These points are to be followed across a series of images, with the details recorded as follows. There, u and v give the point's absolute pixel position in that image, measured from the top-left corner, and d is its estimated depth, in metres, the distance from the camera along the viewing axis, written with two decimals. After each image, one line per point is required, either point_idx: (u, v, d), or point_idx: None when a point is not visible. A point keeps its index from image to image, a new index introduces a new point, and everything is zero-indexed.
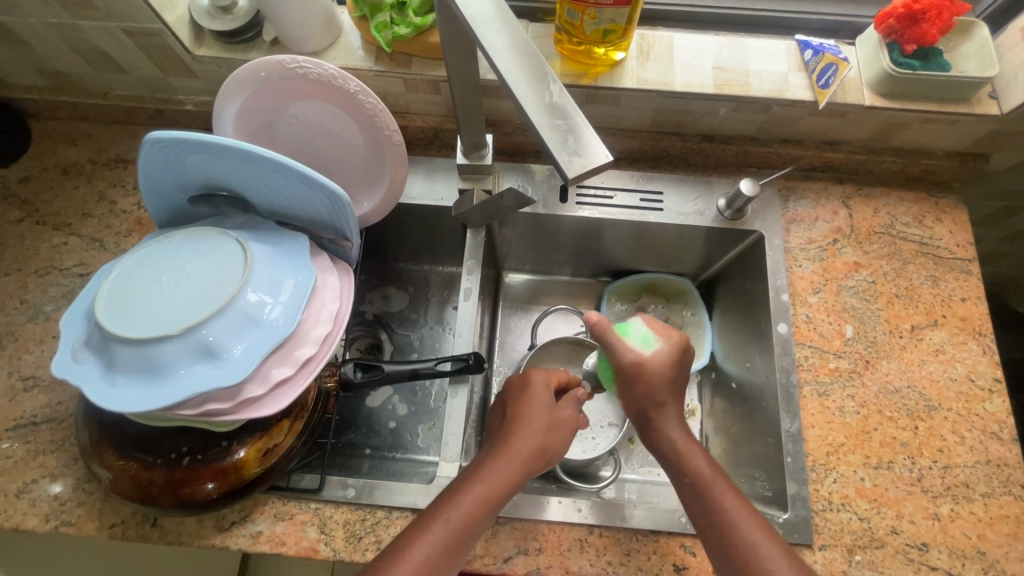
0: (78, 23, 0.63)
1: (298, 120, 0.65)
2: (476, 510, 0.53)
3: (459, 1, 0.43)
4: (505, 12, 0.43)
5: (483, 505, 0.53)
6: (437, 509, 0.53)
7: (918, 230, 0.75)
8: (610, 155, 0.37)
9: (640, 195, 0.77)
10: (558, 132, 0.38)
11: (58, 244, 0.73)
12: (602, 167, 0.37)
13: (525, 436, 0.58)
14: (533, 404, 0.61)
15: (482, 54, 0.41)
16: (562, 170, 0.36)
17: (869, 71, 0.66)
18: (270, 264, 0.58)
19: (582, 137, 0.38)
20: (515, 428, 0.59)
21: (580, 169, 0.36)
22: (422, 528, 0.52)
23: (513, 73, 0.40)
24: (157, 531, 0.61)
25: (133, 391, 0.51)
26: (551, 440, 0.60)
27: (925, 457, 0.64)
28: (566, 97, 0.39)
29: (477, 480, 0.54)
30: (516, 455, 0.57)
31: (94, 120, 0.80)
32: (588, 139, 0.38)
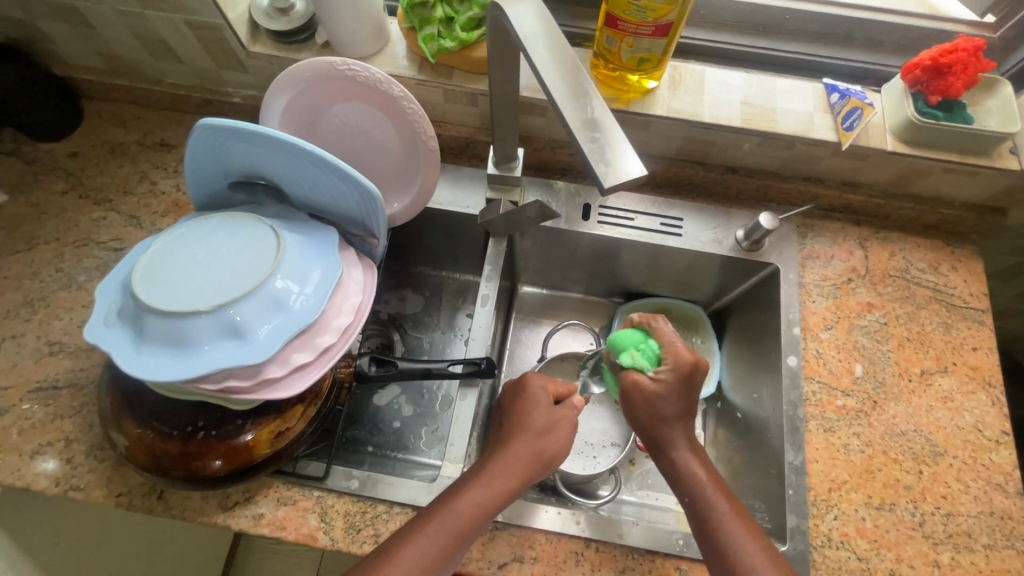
0: (144, 13, 0.67)
1: (340, 120, 0.68)
2: (473, 519, 0.54)
3: (513, 19, 0.45)
4: (556, 32, 0.45)
5: (487, 505, 0.55)
6: (427, 521, 0.53)
7: (932, 277, 0.75)
8: (644, 168, 0.39)
9: (661, 220, 0.79)
10: (596, 144, 0.40)
11: (97, 218, 0.76)
12: (636, 180, 0.38)
13: (523, 446, 0.59)
14: (530, 407, 0.63)
15: (530, 68, 0.44)
16: (597, 180, 0.38)
17: (893, 118, 0.68)
18: (301, 253, 0.60)
19: (618, 151, 0.39)
20: (514, 438, 0.60)
21: (619, 180, 0.38)
22: (413, 531, 0.52)
23: (558, 88, 0.42)
24: (161, 504, 0.62)
25: (160, 360, 0.53)
26: (549, 443, 0.60)
27: (928, 502, 0.64)
28: (608, 114, 0.41)
29: (468, 494, 0.55)
30: (518, 459, 0.58)
31: (144, 104, 0.84)
32: (623, 153, 0.39)
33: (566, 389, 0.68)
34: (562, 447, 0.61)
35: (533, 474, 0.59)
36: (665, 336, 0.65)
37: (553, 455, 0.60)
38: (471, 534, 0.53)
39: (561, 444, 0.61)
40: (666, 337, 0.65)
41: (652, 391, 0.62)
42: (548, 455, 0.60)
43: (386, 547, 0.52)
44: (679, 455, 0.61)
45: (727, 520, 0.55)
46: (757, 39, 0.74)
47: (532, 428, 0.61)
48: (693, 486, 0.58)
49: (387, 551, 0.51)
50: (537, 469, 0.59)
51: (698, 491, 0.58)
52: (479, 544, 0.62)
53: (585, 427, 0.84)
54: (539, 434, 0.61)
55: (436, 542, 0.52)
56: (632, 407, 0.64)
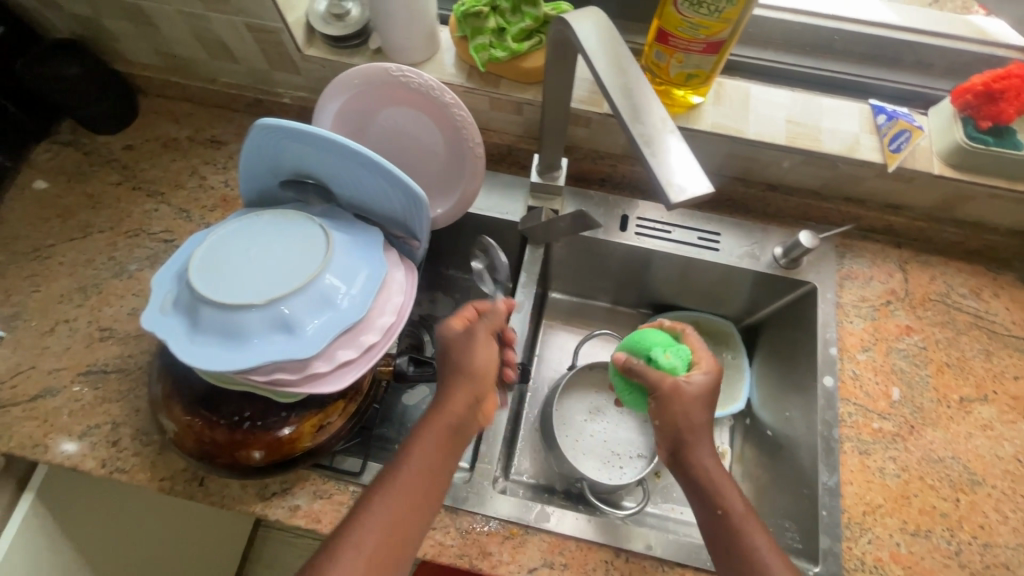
0: (207, 15, 0.69)
1: (388, 124, 0.70)
2: (431, 464, 0.56)
3: (579, 33, 0.45)
4: (624, 47, 0.45)
5: (436, 447, 0.56)
6: (388, 478, 0.55)
7: (973, 303, 0.75)
8: (711, 185, 0.38)
9: (698, 233, 0.79)
10: (663, 160, 0.39)
11: (149, 210, 0.79)
12: (703, 196, 0.38)
13: (458, 386, 0.59)
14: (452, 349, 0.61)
15: (594, 82, 0.43)
16: (664, 196, 0.38)
17: (941, 142, 0.68)
18: (347, 252, 0.62)
19: (685, 166, 0.39)
20: (448, 383, 0.59)
21: (685, 196, 0.38)
22: (377, 488, 0.55)
23: (626, 104, 0.42)
24: (202, 490, 0.63)
25: (212, 350, 0.55)
26: (476, 363, 0.60)
27: (965, 532, 0.63)
28: (674, 132, 0.41)
29: (419, 444, 0.56)
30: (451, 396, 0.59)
31: (197, 102, 0.86)
32: (690, 168, 0.39)
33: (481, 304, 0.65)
34: (493, 364, 0.61)
35: (472, 402, 0.59)
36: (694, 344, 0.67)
37: (490, 377, 0.61)
38: (433, 478, 0.56)
39: (489, 359, 0.61)
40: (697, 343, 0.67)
41: (690, 395, 0.61)
42: (477, 376, 0.59)
43: (355, 512, 0.53)
44: (706, 464, 0.59)
45: (756, 535, 0.55)
46: (804, 58, 0.75)
47: (458, 364, 0.60)
48: (726, 499, 0.57)
49: (358, 515, 0.53)
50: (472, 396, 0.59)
51: (729, 503, 0.57)
52: (510, 547, 0.62)
53: (612, 437, 0.84)
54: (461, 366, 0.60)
55: (399, 492, 0.54)
56: (671, 409, 0.61)
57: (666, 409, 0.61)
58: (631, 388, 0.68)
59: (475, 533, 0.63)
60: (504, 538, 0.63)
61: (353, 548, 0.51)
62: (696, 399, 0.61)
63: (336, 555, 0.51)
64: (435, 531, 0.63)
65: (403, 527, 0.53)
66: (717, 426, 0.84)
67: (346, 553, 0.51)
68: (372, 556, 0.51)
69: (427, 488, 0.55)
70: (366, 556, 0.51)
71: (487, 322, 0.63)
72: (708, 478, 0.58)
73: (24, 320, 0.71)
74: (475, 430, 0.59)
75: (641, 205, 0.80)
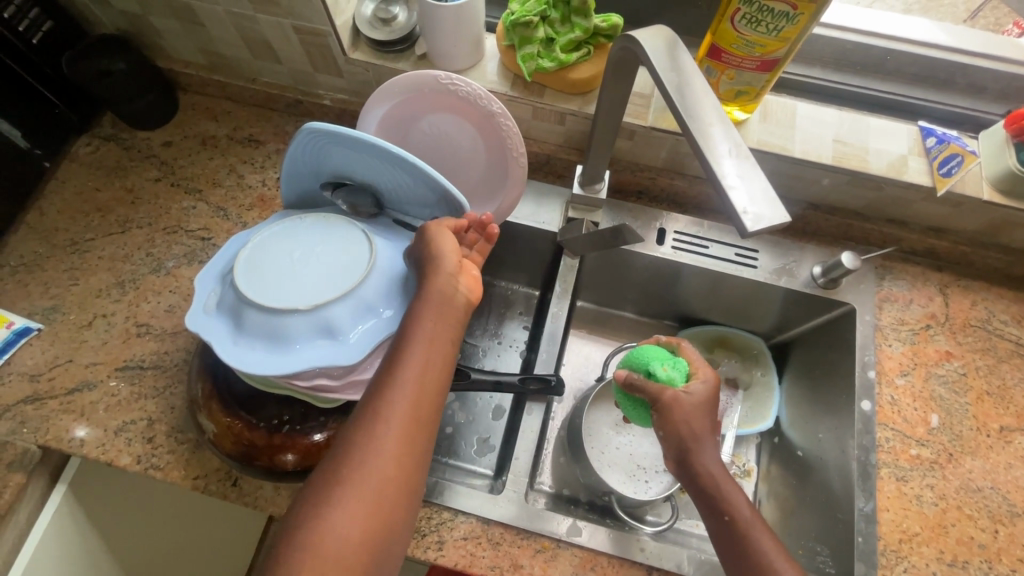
0: (256, 16, 0.69)
1: (432, 130, 0.69)
2: (429, 352, 0.51)
3: (651, 54, 0.44)
4: (696, 71, 0.44)
5: (429, 336, 0.52)
6: (387, 377, 0.49)
7: (1015, 330, 0.73)
8: (788, 216, 0.37)
9: (736, 249, 0.79)
10: (737, 189, 0.38)
11: (187, 207, 0.79)
12: (780, 226, 0.37)
13: (440, 276, 0.55)
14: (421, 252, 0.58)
15: (668, 107, 0.42)
16: (739, 225, 0.37)
17: (992, 167, 0.67)
18: (391, 259, 0.62)
19: (760, 195, 0.38)
20: (426, 280, 0.55)
21: (762, 225, 0.37)
22: (364, 424, 0.47)
23: (699, 128, 0.41)
24: (235, 491, 0.63)
25: (256, 354, 0.55)
26: (446, 251, 0.56)
27: (1003, 564, 0.62)
28: (747, 158, 0.40)
29: (415, 337, 0.52)
30: (435, 314, 0.53)
31: (236, 100, 0.87)
32: (766, 198, 0.38)
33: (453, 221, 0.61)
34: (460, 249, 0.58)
35: (455, 314, 0.55)
36: (691, 353, 0.64)
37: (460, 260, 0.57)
38: (436, 367, 0.51)
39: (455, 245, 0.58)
40: (691, 350, 0.64)
41: (692, 404, 0.58)
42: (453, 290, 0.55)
43: (358, 419, 0.48)
44: (710, 466, 0.57)
45: (765, 542, 0.53)
46: (852, 77, 0.74)
47: (426, 260, 0.57)
48: (732, 504, 0.55)
49: (362, 421, 0.47)
50: (452, 308, 0.54)
51: (736, 508, 0.55)
52: (542, 561, 0.62)
53: (639, 451, 0.83)
54: (441, 286, 0.55)
55: (403, 403, 0.48)
56: (673, 419, 0.58)
57: (667, 419, 0.58)
58: (634, 403, 0.65)
59: (507, 545, 0.63)
60: (536, 551, 0.62)
61: (371, 451, 0.46)
62: (699, 410, 0.58)
63: (357, 461, 0.46)
64: (466, 541, 0.63)
65: (418, 422, 0.48)
66: (744, 443, 0.83)
67: (368, 457, 0.46)
68: (392, 472, 0.46)
69: (433, 381, 0.50)
70: (390, 454, 0.46)
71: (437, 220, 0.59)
72: (713, 483, 0.56)
73: (63, 314, 0.72)
74: (463, 315, 0.56)
75: (676, 217, 0.80)
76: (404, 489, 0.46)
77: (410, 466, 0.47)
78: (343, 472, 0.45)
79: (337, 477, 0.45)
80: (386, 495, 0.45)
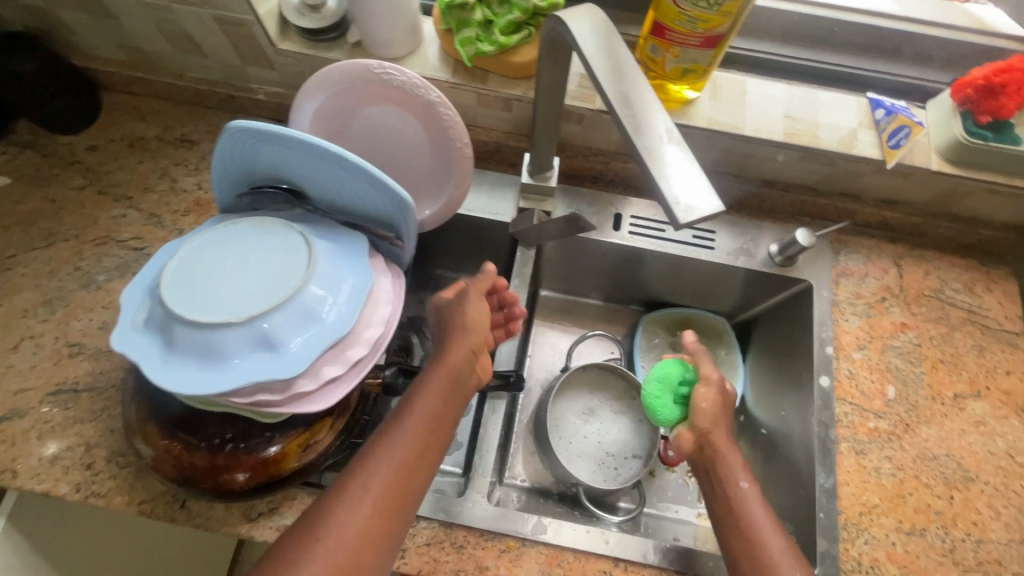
0: (172, 6, 0.64)
1: (371, 122, 0.66)
2: (427, 420, 0.53)
3: (577, 36, 0.42)
4: (625, 48, 0.42)
5: (439, 400, 0.55)
6: (383, 437, 0.51)
7: (967, 297, 0.74)
8: (721, 203, 0.36)
9: (692, 232, 0.78)
10: (668, 177, 0.37)
11: (117, 216, 0.74)
12: (712, 216, 0.35)
13: (456, 346, 0.59)
14: (446, 314, 0.63)
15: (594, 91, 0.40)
16: (671, 215, 0.35)
17: (940, 137, 0.66)
18: (331, 262, 0.59)
19: (692, 184, 0.36)
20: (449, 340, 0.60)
21: (693, 216, 0.35)
22: (351, 477, 0.49)
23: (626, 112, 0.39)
24: (184, 513, 0.61)
25: (189, 373, 0.52)
26: (471, 319, 0.61)
27: (958, 529, 0.63)
28: (681, 142, 0.38)
29: (416, 403, 0.54)
30: (443, 382, 0.56)
31: (164, 98, 0.81)
32: (698, 187, 0.36)
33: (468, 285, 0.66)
34: (485, 321, 0.62)
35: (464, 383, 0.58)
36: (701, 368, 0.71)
37: (483, 334, 0.62)
38: (431, 436, 0.53)
39: (480, 313, 0.62)
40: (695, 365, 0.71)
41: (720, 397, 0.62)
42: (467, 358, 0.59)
43: (345, 474, 0.49)
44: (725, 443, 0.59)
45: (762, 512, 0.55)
46: (801, 50, 0.72)
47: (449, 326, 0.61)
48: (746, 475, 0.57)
49: (348, 476, 0.49)
50: (462, 379, 0.58)
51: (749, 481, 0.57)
52: (507, 560, 0.61)
53: (609, 437, 0.82)
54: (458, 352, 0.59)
55: (392, 463, 0.50)
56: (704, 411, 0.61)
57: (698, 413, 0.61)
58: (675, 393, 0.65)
59: (470, 547, 0.61)
60: (501, 552, 0.61)
61: (354, 507, 0.47)
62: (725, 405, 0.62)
63: (332, 518, 0.46)
64: (429, 546, 0.61)
65: (402, 488, 0.49)
66: None
67: (342, 516, 0.46)
68: (365, 531, 0.46)
69: (425, 449, 0.52)
70: (370, 513, 0.47)
71: (476, 283, 0.64)
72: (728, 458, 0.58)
73: None
74: (468, 391, 0.58)
75: (632, 201, 0.78)
76: (367, 556, 0.46)
77: (385, 532, 0.47)
78: (324, 521, 0.46)
79: (313, 525, 0.46)
80: (352, 558, 0.45)
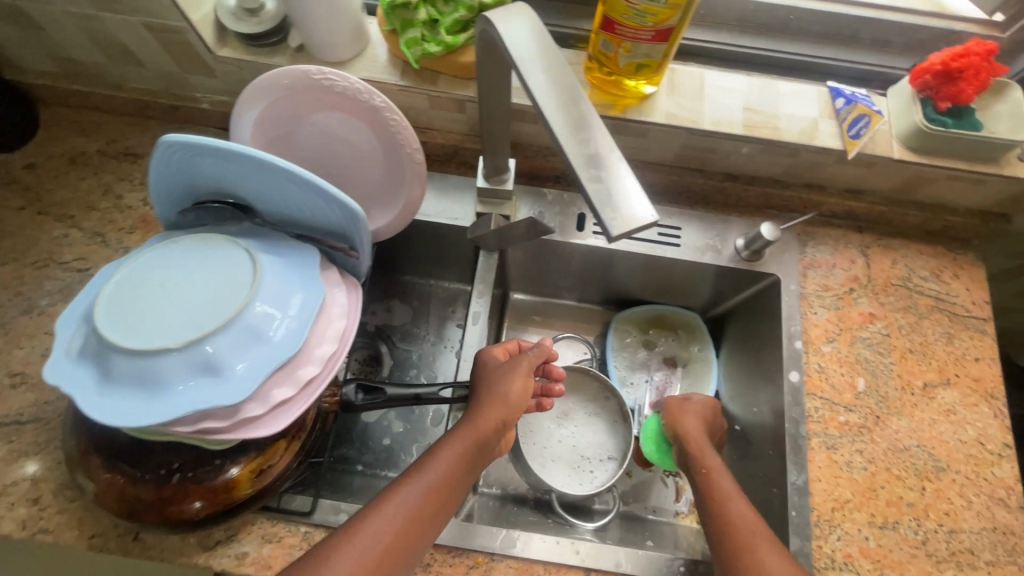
0: (100, 15, 0.61)
1: (316, 130, 0.63)
2: (440, 482, 0.55)
3: (505, 36, 0.40)
4: (555, 49, 0.40)
5: (459, 463, 0.57)
6: (396, 491, 0.53)
7: (934, 285, 0.74)
8: (655, 213, 0.35)
9: (657, 229, 0.76)
10: (602, 186, 0.36)
11: (58, 236, 0.71)
12: (647, 227, 0.35)
13: (485, 410, 0.61)
14: (491, 374, 0.64)
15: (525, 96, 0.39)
16: (606, 228, 0.34)
17: (901, 124, 0.65)
18: (279, 278, 0.56)
19: (626, 193, 0.36)
20: (486, 404, 0.61)
21: (627, 228, 0.34)
22: (358, 523, 0.51)
23: (557, 118, 0.38)
24: (138, 545, 0.58)
25: (127, 403, 0.49)
26: (514, 395, 0.62)
27: (930, 520, 0.63)
28: (616, 151, 0.37)
29: (434, 464, 0.56)
30: (463, 443, 0.58)
31: (106, 111, 0.78)
32: (632, 195, 0.35)
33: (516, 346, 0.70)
34: (524, 397, 0.64)
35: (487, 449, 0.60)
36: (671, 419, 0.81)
37: (519, 409, 0.63)
38: (442, 498, 0.54)
39: (523, 390, 0.63)
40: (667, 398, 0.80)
41: (693, 405, 0.72)
42: (496, 425, 0.60)
43: (353, 520, 0.51)
44: (693, 434, 0.67)
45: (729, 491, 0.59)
46: (759, 40, 0.71)
47: (483, 386, 0.63)
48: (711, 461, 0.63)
49: (354, 522, 0.51)
50: (487, 444, 0.59)
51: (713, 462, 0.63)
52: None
53: (584, 441, 0.80)
54: (490, 421, 0.60)
55: (397, 517, 0.51)
56: (679, 416, 0.70)
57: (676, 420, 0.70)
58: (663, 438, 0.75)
59: (437, 565, 0.60)
60: (469, 568, 0.60)
61: (354, 557, 0.48)
62: (700, 411, 0.71)
63: (328, 562, 0.48)
64: None
65: (401, 546, 0.50)
66: None
67: (339, 562, 0.48)
68: None
69: (433, 510, 0.53)
70: (366, 567, 0.48)
71: (531, 357, 0.67)
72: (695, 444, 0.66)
73: None
74: (486, 457, 0.60)
75: None
76: None
77: None
78: (325, 566, 0.48)
79: (313, 567, 0.48)
80: None
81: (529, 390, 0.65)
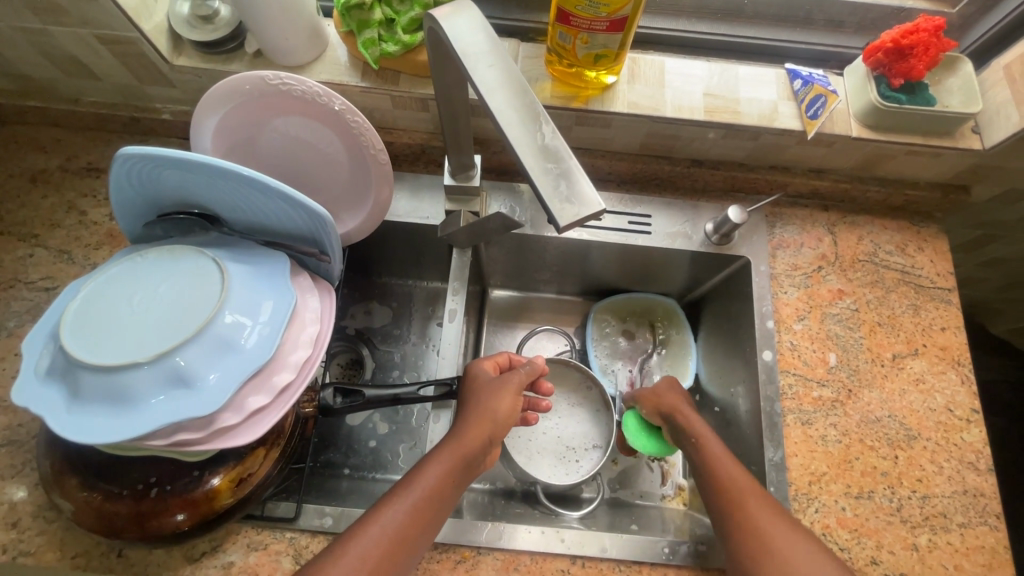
0: (48, 29, 0.60)
1: (279, 135, 0.63)
2: (425, 502, 0.54)
3: (451, 34, 0.41)
4: (500, 46, 0.42)
5: (446, 479, 0.56)
6: (381, 511, 0.53)
7: (900, 259, 0.75)
8: (601, 202, 0.36)
9: (628, 218, 0.76)
10: (550, 176, 0.37)
11: (23, 256, 0.70)
12: (595, 215, 0.36)
13: (469, 425, 0.60)
14: (481, 389, 0.64)
15: (474, 91, 0.40)
16: (553, 217, 0.36)
17: (857, 103, 0.67)
18: (248, 286, 0.56)
19: (575, 182, 0.37)
20: (473, 420, 0.60)
21: (574, 215, 0.36)
22: (343, 545, 0.51)
23: (507, 114, 0.39)
24: (122, 562, 0.58)
25: (99, 420, 0.49)
26: (503, 413, 0.62)
27: (904, 487, 0.64)
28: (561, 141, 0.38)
29: (418, 483, 0.55)
30: (447, 460, 0.57)
31: (65, 126, 0.76)
32: (580, 184, 0.37)
33: (507, 360, 0.70)
34: (513, 413, 0.64)
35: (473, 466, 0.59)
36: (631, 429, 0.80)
37: (506, 425, 0.63)
38: (426, 517, 0.54)
39: (512, 407, 0.64)
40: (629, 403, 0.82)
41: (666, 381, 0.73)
42: (482, 441, 0.60)
43: (338, 543, 0.51)
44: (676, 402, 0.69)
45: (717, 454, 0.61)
46: (717, 26, 0.72)
47: (470, 401, 0.63)
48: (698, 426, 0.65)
49: (339, 546, 0.51)
50: (473, 461, 0.59)
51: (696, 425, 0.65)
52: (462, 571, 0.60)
53: (568, 431, 0.81)
54: (474, 435, 0.60)
55: (380, 539, 0.51)
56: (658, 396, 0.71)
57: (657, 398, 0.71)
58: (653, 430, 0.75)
59: (424, 563, 0.60)
60: (456, 563, 0.60)
61: None
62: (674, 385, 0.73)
63: None
64: None
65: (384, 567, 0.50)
66: None
67: None
68: None
69: (416, 529, 0.53)
70: None
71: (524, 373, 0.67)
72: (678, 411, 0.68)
73: None
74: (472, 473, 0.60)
75: None
76: None
77: None
78: None
79: None
80: None
81: (517, 407, 0.65)
